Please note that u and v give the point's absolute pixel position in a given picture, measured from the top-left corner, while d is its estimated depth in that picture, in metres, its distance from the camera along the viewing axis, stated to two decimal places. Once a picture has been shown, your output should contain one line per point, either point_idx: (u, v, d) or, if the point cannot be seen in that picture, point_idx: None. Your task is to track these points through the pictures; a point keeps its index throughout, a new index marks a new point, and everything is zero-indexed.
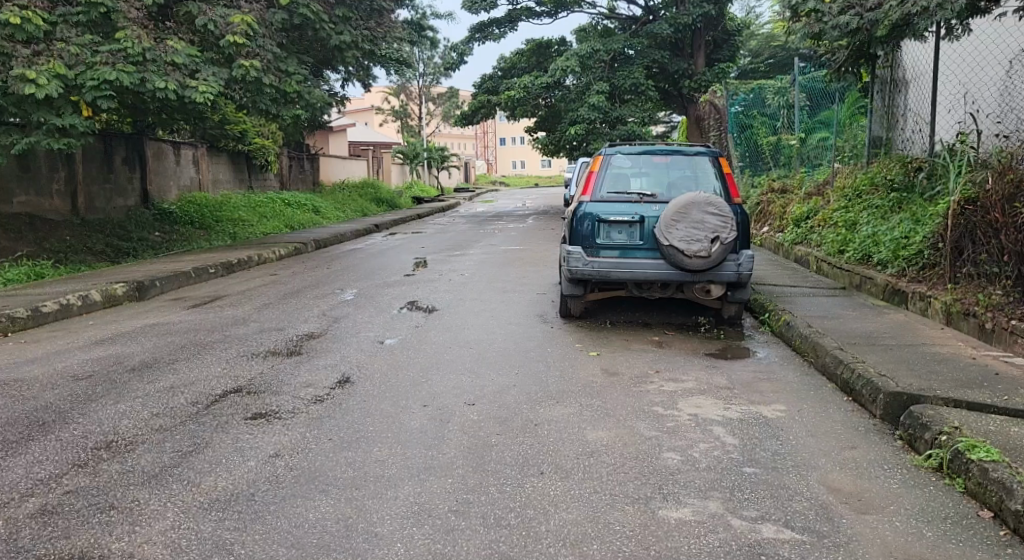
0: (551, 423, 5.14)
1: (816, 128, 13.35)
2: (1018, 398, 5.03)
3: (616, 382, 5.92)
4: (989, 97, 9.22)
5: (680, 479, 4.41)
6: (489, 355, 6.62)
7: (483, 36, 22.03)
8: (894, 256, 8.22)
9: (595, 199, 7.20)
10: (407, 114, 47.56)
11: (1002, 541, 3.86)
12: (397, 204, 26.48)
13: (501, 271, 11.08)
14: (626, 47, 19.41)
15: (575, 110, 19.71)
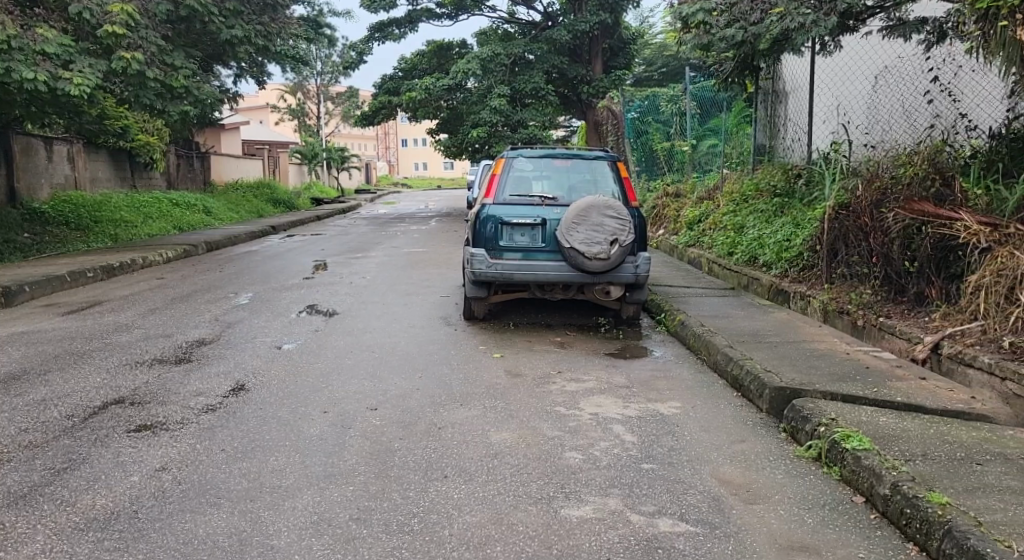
0: (454, 426, 5.27)
1: (707, 135, 13.98)
2: (886, 389, 5.43)
3: (519, 384, 6.09)
4: (858, 110, 10.02)
5: (581, 478, 4.60)
6: (390, 359, 6.71)
7: (383, 36, 21.96)
8: (778, 257, 8.68)
9: (498, 202, 7.34)
10: (304, 113, 46.86)
11: (872, 524, 4.15)
12: (295, 205, 26.10)
13: (404, 273, 11.13)
14: (526, 51, 19.73)
15: (476, 113, 19.82)
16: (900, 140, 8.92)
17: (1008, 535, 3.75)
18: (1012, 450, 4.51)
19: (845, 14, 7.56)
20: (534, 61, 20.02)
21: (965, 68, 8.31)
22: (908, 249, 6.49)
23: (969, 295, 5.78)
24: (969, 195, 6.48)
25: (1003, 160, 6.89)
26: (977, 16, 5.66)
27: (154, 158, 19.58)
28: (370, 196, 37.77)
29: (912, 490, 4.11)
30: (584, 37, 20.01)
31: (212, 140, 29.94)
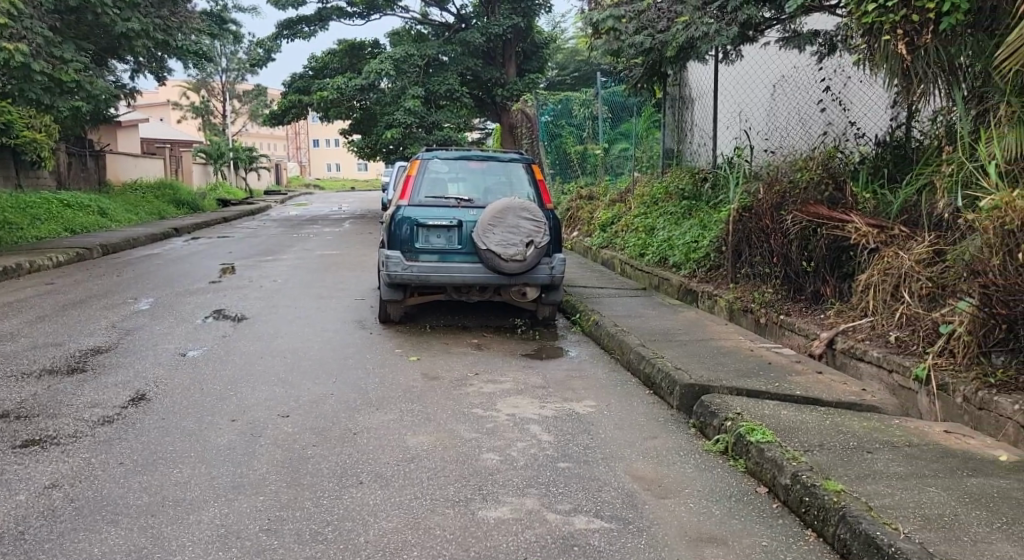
0: (370, 430, 5.30)
1: (618, 139, 14.34)
2: (788, 384, 5.69)
3: (436, 387, 6.15)
4: (759, 117, 10.47)
5: (499, 479, 4.68)
6: (302, 364, 6.67)
7: (292, 34, 21.64)
8: (686, 258, 8.98)
9: (413, 203, 7.36)
10: (208, 111, 45.74)
11: (775, 513, 4.30)
12: (199, 206, 25.49)
13: (316, 276, 11.04)
14: (439, 53, 19.78)
15: (390, 114, 19.67)
16: (797, 146, 9.32)
17: (895, 518, 3.89)
18: (900, 438, 4.73)
19: (746, 23, 7.82)
20: (448, 62, 20.08)
21: (853, 78, 8.75)
22: (805, 250, 6.81)
23: (859, 293, 6.11)
24: (859, 198, 6.85)
25: (887, 167, 7.33)
26: (863, 31, 5.96)
27: (42, 155, 18.59)
28: (280, 197, 37.08)
29: (810, 479, 4.26)
30: (498, 40, 20.19)
31: (107, 138, 28.94)
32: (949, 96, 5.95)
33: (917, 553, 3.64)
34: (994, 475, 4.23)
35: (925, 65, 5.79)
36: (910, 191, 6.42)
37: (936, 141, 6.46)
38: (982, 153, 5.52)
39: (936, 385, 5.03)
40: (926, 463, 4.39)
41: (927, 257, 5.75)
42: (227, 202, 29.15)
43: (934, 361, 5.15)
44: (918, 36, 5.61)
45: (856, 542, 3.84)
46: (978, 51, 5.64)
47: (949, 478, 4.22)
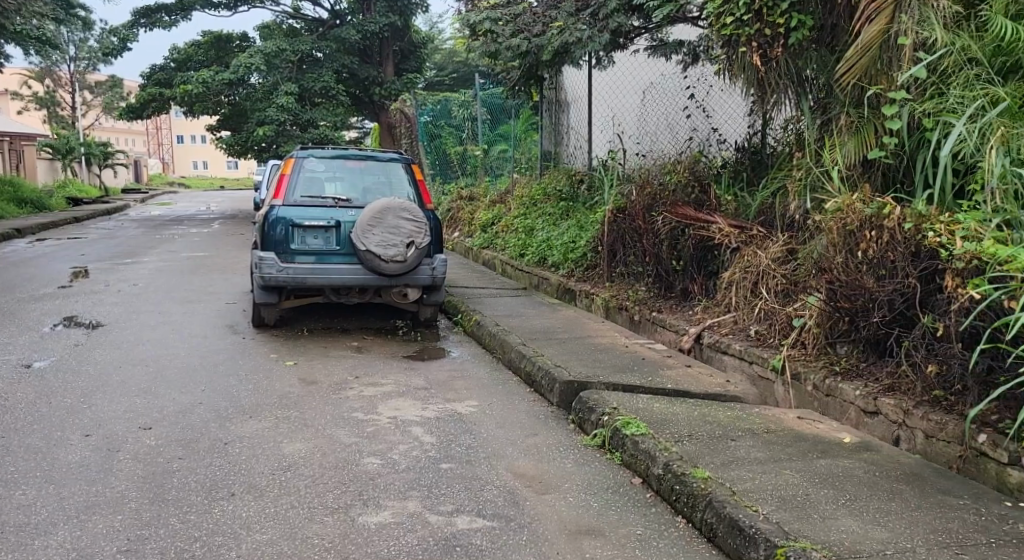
0: (241, 440, 5.22)
1: (496, 141, 14.55)
2: (659, 378, 5.94)
3: (314, 392, 6.10)
4: (631, 121, 10.86)
5: (380, 484, 4.69)
6: (167, 374, 6.47)
7: (150, 23, 20.82)
8: (564, 258, 9.19)
9: (287, 203, 7.26)
10: (59, 104, 43.26)
11: (648, 502, 4.47)
12: (47, 205, 24.12)
13: (182, 279, 10.69)
14: (314, 49, 19.44)
15: (262, 110, 19.17)
16: (664, 149, 9.72)
17: (756, 502, 4.08)
18: (760, 426, 5.03)
19: (618, 31, 8.03)
20: (323, 59, 19.78)
21: (715, 87, 9.22)
22: (674, 249, 7.12)
23: (723, 289, 6.47)
24: (722, 201, 7.24)
25: (746, 170, 7.80)
26: (723, 41, 6.32)
27: None
28: (140, 196, 35.47)
29: (679, 468, 4.45)
30: (374, 39, 20.09)
31: None
32: (798, 105, 6.35)
33: (775, 532, 3.80)
34: (840, 455, 4.55)
35: (777, 76, 6.17)
36: (766, 194, 6.83)
37: (787, 147, 6.89)
38: (826, 158, 5.93)
39: (790, 375, 5.38)
40: (781, 448, 4.70)
41: (782, 255, 6.13)
42: (82, 202, 27.67)
43: (788, 353, 5.51)
44: (769, 48, 5.98)
45: (721, 525, 4.00)
46: (822, 64, 6.04)
47: (802, 461, 4.51)
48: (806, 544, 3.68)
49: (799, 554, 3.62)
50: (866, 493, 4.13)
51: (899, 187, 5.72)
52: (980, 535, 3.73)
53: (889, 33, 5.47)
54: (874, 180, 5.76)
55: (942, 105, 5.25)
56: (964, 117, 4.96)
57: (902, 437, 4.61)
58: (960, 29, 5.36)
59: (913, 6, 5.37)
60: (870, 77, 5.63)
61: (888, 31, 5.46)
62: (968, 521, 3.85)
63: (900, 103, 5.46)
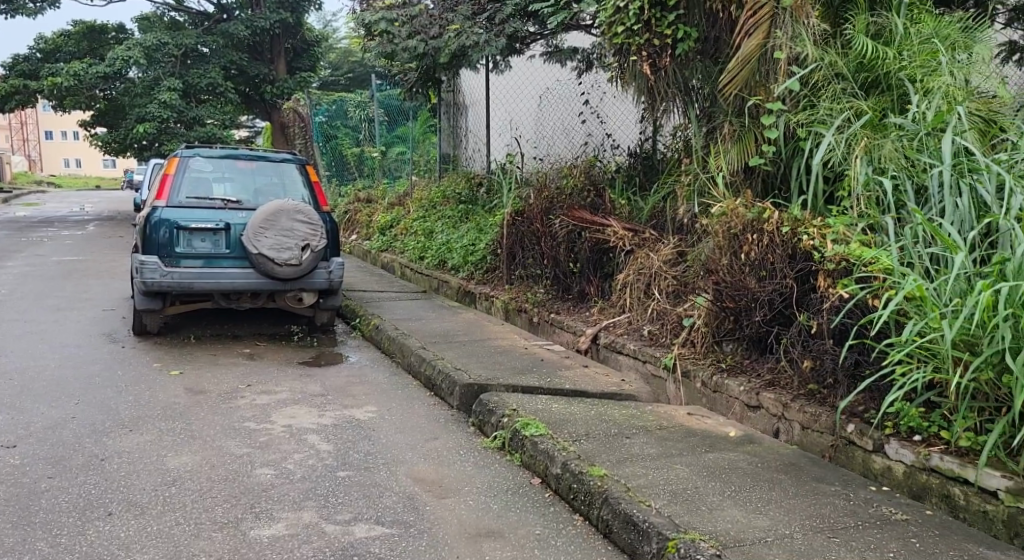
0: (120, 456, 5.04)
1: (394, 142, 14.54)
2: (557, 378, 6.05)
3: (202, 402, 5.95)
4: (528, 126, 11.05)
5: (273, 495, 4.61)
6: (39, 387, 6.18)
7: (12, 10, 19.75)
8: (464, 261, 9.22)
9: (171, 205, 7.03)
10: None
11: (547, 501, 4.55)
12: None
13: (56, 285, 10.21)
14: (199, 44, 18.77)
15: (141, 106, 18.31)
16: (560, 153, 9.90)
17: (650, 496, 4.21)
18: (652, 423, 5.19)
19: (513, 37, 8.24)
20: (209, 55, 19.12)
21: (608, 93, 9.49)
22: (571, 251, 7.26)
23: (618, 291, 6.63)
24: (616, 204, 7.42)
25: (639, 175, 8.03)
26: (615, 50, 6.48)
27: None
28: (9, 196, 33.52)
29: (577, 467, 4.54)
30: (264, 35, 19.63)
31: None
32: (685, 114, 6.55)
33: (666, 525, 3.92)
34: (726, 449, 4.74)
35: (666, 85, 6.37)
36: (657, 198, 7.05)
37: (676, 153, 7.10)
38: (711, 165, 6.14)
39: (681, 373, 5.57)
40: (672, 443, 4.86)
41: (673, 258, 6.33)
42: None
43: (679, 351, 5.70)
44: (658, 58, 6.19)
45: (616, 521, 4.11)
46: (706, 75, 6.30)
47: (691, 455, 4.68)
48: (695, 535, 3.81)
49: (689, 544, 3.75)
50: (749, 484, 4.32)
51: (778, 192, 6.02)
52: (850, 519, 3.95)
53: (766, 47, 5.73)
54: (755, 186, 6.03)
55: (813, 116, 5.63)
56: (833, 128, 5.33)
57: (782, 429, 4.84)
58: (828, 45, 5.84)
59: (787, 23, 5.65)
60: (750, 87, 5.87)
61: (765, 45, 5.71)
62: (839, 505, 4.07)
63: (776, 113, 5.75)
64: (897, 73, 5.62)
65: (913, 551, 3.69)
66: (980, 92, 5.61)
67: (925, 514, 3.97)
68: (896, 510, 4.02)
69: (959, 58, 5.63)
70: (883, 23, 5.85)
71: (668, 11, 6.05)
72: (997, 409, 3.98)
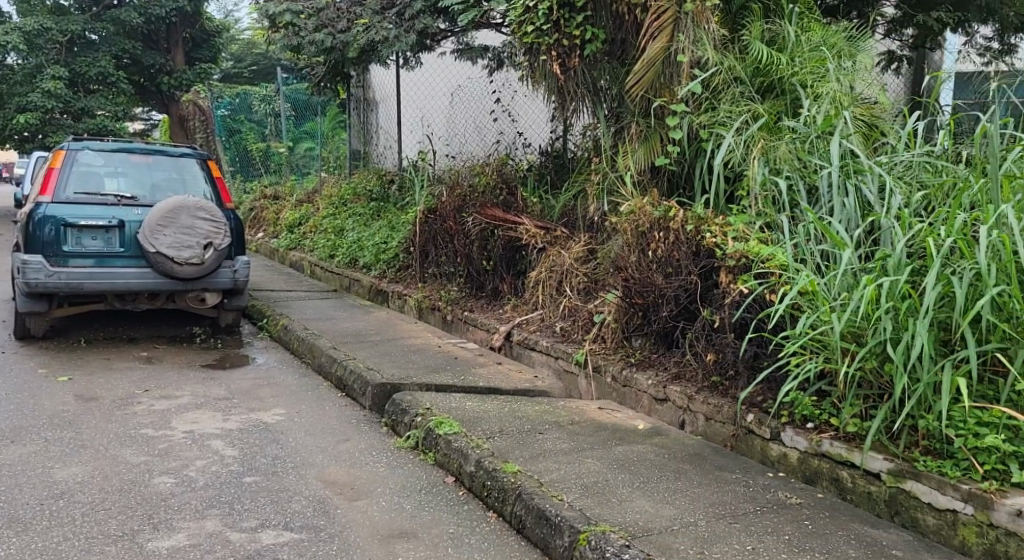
0: (5, 469, 4.81)
1: (302, 138, 14.38)
2: (470, 376, 6.06)
3: (94, 410, 5.73)
4: (439, 123, 11.10)
5: (173, 504, 4.47)
6: None
7: None
8: (376, 259, 9.16)
9: (58, 201, 6.72)
10: None
11: (461, 499, 4.56)
12: None
13: None
14: (87, 30, 17.96)
15: (22, 95, 17.35)
16: (472, 151, 9.92)
17: (562, 491, 4.26)
18: (563, 418, 5.26)
19: (423, 33, 8.12)
20: (97, 42, 18.31)
21: (519, 92, 9.58)
22: (484, 249, 7.29)
23: (531, 288, 6.70)
24: (528, 202, 7.48)
25: (550, 173, 8.11)
26: (525, 49, 6.53)
27: None
28: None
29: (490, 464, 4.56)
30: (161, 23, 18.93)
31: None
32: (594, 113, 6.64)
33: (578, 518, 3.98)
34: (635, 442, 4.84)
35: (575, 85, 6.44)
36: (568, 197, 7.14)
37: (586, 152, 7.20)
38: (619, 165, 6.24)
39: (592, 367, 5.66)
40: (584, 438, 4.93)
41: (583, 255, 6.42)
42: None
43: (590, 347, 5.79)
44: (567, 58, 6.22)
45: (529, 517, 4.15)
46: (614, 76, 6.40)
47: (602, 449, 4.77)
48: (605, 527, 3.88)
49: (599, 536, 3.81)
50: (657, 475, 4.42)
51: (682, 192, 6.19)
52: (751, 505, 4.09)
53: (670, 50, 5.86)
54: (661, 185, 6.17)
55: (715, 118, 5.80)
56: (733, 129, 5.50)
57: (687, 421, 4.97)
58: (727, 49, 6.01)
59: (688, 27, 5.79)
60: (655, 90, 6.01)
61: (669, 48, 5.85)
62: (740, 493, 4.20)
63: (679, 115, 5.90)
64: (790, 78, 5.86)
65: (807, 533, 3.83)
66: (863, 97, 5.93)
67: (818, 497, 4.15)
68: (791, 494, 4.18)
69: (844, 66, 5.93)
70: (776, 29, 6.07)
71: (576, 12, 6.14)
72: (881, 396, 4.16)
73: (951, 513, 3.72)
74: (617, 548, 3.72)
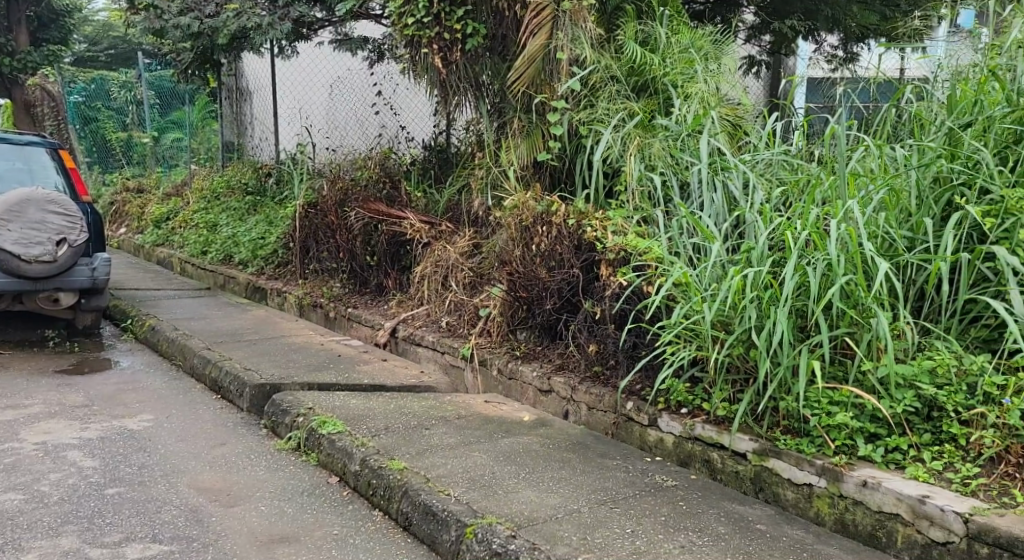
0: None
1: (169, 128, 13.91)
2: (354, 374, 6.02)
3: None
4: (318, 115, 10.94)
5: (23, 522, 4.25)
6: None
7: None
8: (253, 255, 8.96)
9: None
10: None
11: (346, 499, 4.54)
12: None
13: None
14: None
15: None
16: (353, 144, 9.85)
17: (448, 485, 4.30)
18: (449, 413, 5.30)
19: (298, 21, 7.99)
20: None
21: (400, 87, 9.60)
22: (368, 244, 7.24)
23: (416, 283, 6.72)
24: (412, 197, 7.48)
25: (433, 168, 8.11)
26: (405, 42, 6.51)
27: None
28: None
29: (376, 462, 4.56)
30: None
31: None
32: (477, 108, 6.69)
33: (464, 512, 4.03)
34: (519, 433, 4.94)
35: (457, 79, 6.47)
36: (452, 191, 7.16)
37: (469, 147, 7.23)
38: (502, 159, 6.33)
39: (478, 361, 5.73)
40: (470, 431, 4.99)
41: (468, 250, 6.48)
42: None
43: (475, 341, 5.86)
44: (449, 51, 6.28)
45: (415, 513, 4.18)
46: (495, 71, 6.46)
47: (488, 442, 4.84)
48: (492, 519, 3.94)
49: (486, 529, 3.88)
50: (541, 465, 4.53)
51: (563, 186, 6.33)
52: (629, 489, 4.24)
53: (549, 48, 5.97)
54: (544, 180, 6.29)
55: (593, 115, 5.95)
56: (610, 127, 5.67)
57: (570, 411, 5.11)
58: (603, 48, 6.18)
59: (567, 25, 5.92)
60: (536, 86, 6.09)
61: (548, 45, 5.95)
62: (619, 478, 4.36)
63: (560, 111, 6.04)
64: (662, 78, 6.09)
65: (681, 513, 4.02)
66: (728, 98, 6.21)
67: (690, 478, 4.35)
68: (667, 477, 4.37)
69: (711, 68, 6.21)
70: (649, 30, 6.29)
71: (456, 6, 6.18)
72: (746, 381, 4.38)
73: (808, 487, 3.97)
74: (503, 540, 3.80)
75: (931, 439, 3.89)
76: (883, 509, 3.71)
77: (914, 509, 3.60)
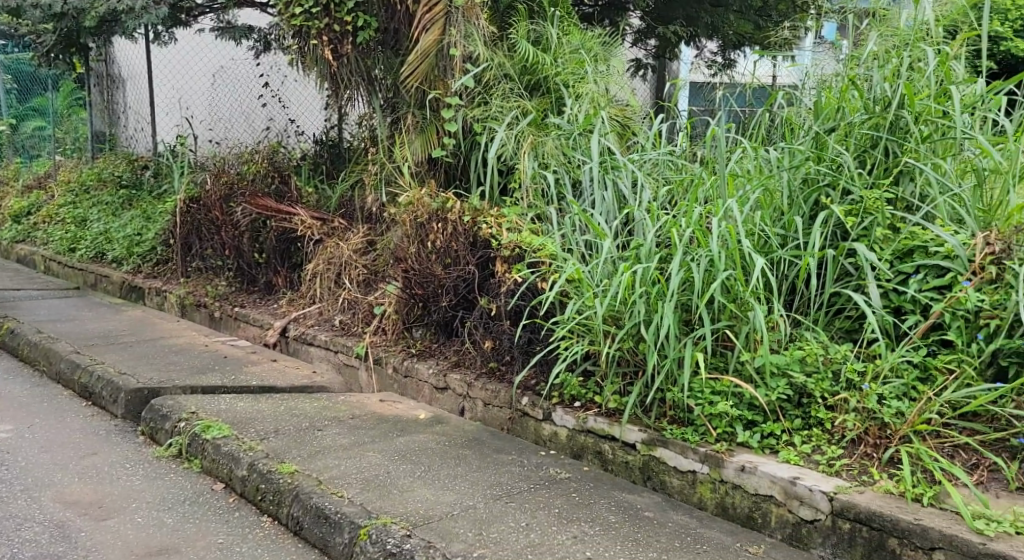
0: None
1: (29, 115, 13.30)
2: (240, 375, 5.89)
3: None
4: (200, 106, 10.63)
5: None
6: None
7: None
8: (128, 253, 8.60)
9: None
10: None
11: (232, 506, 4.45)
12: None
13: None
14: None
15: None
16: (239, 138, 9.65)
17: (342, 487, 4.27)
18: (342, 413, 5.26)
19: (175, 6, 7.73)
20: None
21: (289, 79, 9.48)
22: (256, 241, 7.10)
23: (308, 281, 6.63)
24: (303, 192, 7.38)
25: (325, 163, 8.04)
26: (293, 32, 6.41)
27: None
28: None
29: (264, 467, 4.48)
30: None
31: None
32: (369, 103, 6.63)
33: (358, 513, 4.01)
34: (414, 432, 4.94)
35: (348, 72, 6.40)
36: (344, 188, 7.10)
37: (361, 142, 7.17)
38: (395, 155, 6.31)
39: (373, 360, 5.70)
40: (365, 431, 4.96)
41: (361, 247, 6.44)
42: None
43: (371, 340, 5.83)
44: (339, 44, 6.20)
45: (306, 518, 4.13)
46: (388, 66, 6.42)
47: (382, 441, 4.82)
48: (386, 520, 3.94)
49: (380, 530, 3.87)
50: (437, 463, 4.55)
51: (458, 183, 6.36)
52: (523, 484, 4.30)
53: (442, 44, 5.98)
54: (438, 178, 6.31)
55: (487, 113, 5.99)
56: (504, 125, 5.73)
57: (466, 407, 5.14)
58: (496, 46, 6.22)
59: (460, 21, 5.94)
60: (430, 81, 6.09)
61: (441, 41, 5.96)
62: (515, 473, 4.41)
63: (454, 109, 6.06)
64: (554, 78, 6.18)
65: (573, 505, 4.10)
66: (616, 99, 6.36)
67: (583, 471, 4.44)
68: (560, 470, 4.45)
69: (600, 69, 6.35)
70: (540, 30, 6.37)
71: None
72: (636, 373, 4.49)
73: (692, 474, 4.11)
74: (397, 540, 3.79)
75: (802, 424, 4.07)
76: (759, 491, 3.87)
77: (786, 490, 3.78)
